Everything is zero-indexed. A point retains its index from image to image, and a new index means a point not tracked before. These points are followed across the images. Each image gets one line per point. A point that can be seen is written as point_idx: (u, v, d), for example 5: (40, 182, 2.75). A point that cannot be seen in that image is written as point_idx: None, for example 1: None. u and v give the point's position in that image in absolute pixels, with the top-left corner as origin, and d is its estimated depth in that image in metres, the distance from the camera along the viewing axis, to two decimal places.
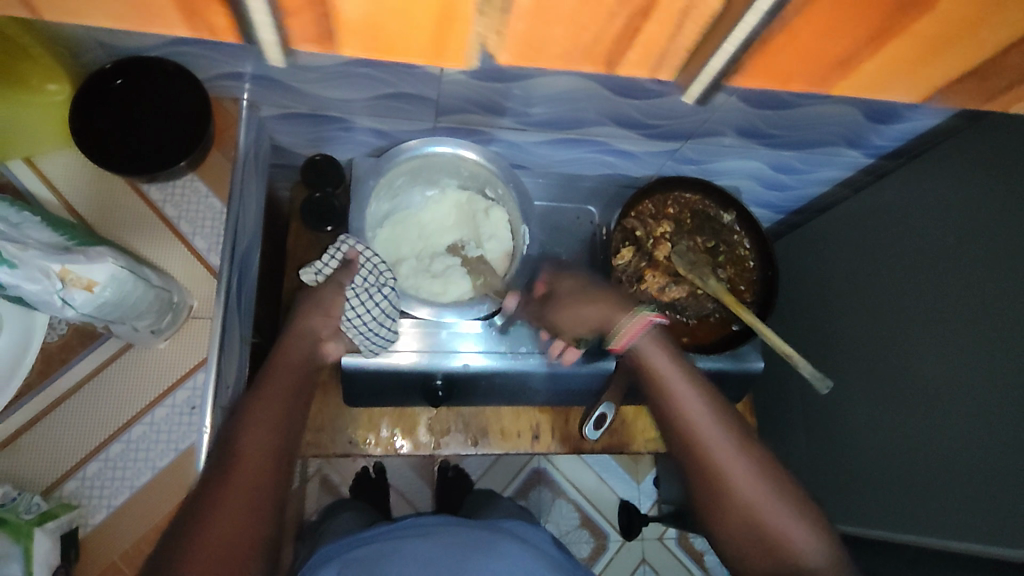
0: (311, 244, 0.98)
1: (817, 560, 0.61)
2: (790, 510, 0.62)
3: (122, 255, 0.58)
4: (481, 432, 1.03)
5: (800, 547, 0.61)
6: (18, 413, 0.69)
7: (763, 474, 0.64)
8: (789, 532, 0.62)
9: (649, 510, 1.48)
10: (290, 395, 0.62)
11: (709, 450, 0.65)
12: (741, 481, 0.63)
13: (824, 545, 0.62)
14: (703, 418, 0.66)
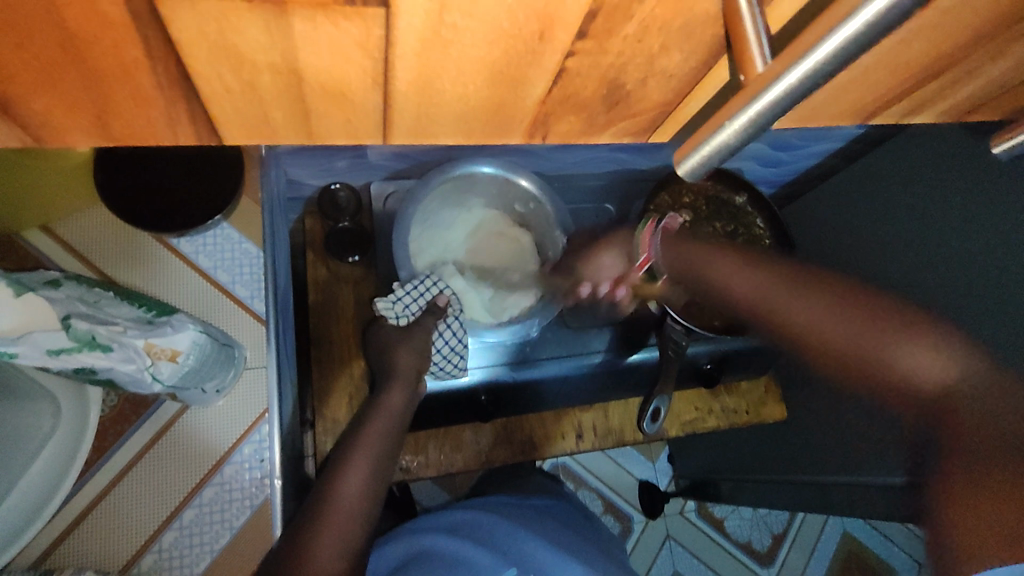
0: (337, 275, 0.94)
1: (953, 379, 0.40)
2: (885, 332, 0.42)
3: (197, 320, 0.55)
4: (526, 441, 1.00)
5: (907, 370, 0.41)
6: (83, 491, 0.66)
7: (837, 310, 0.45)
8: (895, 352, 0.42)
9: (668, 486, 1.43)
10: (386, 439, 0.67)
11: (766, 311, 0.49)
12: (812, 318, 0.46)
13: (960, 358, 0.40)
14: (755, 284, 0.51)
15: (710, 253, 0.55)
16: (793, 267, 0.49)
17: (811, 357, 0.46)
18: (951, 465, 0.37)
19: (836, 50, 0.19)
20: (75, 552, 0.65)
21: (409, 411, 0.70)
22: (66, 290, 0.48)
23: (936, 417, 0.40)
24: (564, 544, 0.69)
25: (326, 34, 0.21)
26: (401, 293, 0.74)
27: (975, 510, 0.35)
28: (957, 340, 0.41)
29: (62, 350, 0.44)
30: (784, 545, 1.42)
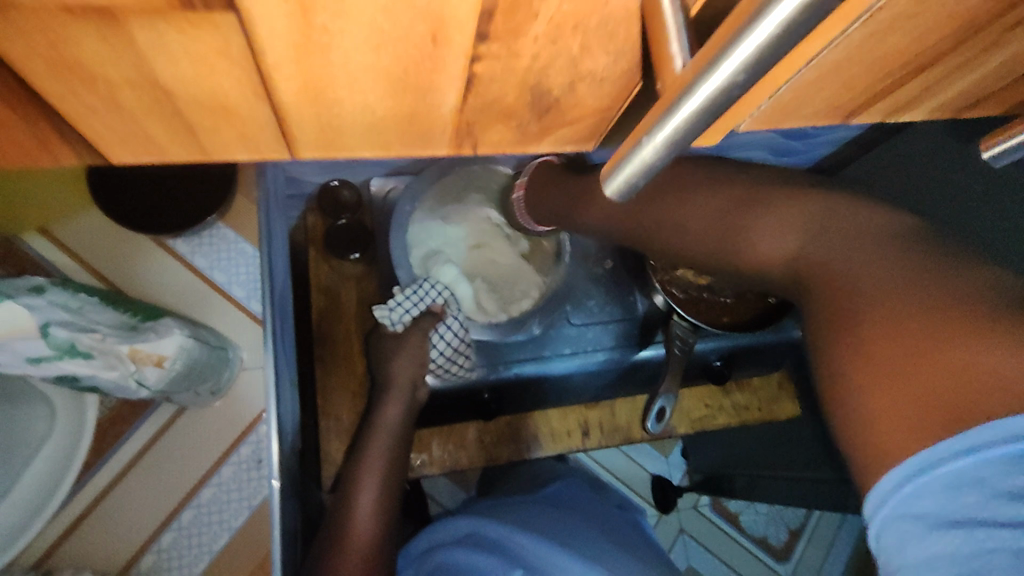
0: (340, 274, 0.93)
1: (798, 247, 0.42)
2: (741, 222, 0.46)
3: (184, 325, 0.56)
4: (531, 439, 0.95)
5: (762, 247, 0.44)
6: (81, 493, 0.66)
7: (681, 198, 0.48)
8: (749, 227, 0.45)
9: (681, 481, 1.41)
10: (393, 448, 0.67)
11: (644, 232, 0.51)
12: (628, 222, 0.53)
13: (796, 219, 0.43)
14: (613, 211, 0.54)
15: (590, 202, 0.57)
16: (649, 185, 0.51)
17: (692, 257, 0.49)
18: (846, 323, 0.36)
19: (750, 54, 0.16)
20: (76, 551, 0.66)
21: (409, 418, 0.69)
22: (50, 296, 0.48)
23: (793, 276, 0.42)
24: (570, 533, 0.66)
25: (180, 43, 0.19)
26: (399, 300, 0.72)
27: (899, 416, 0.32)
28: (795, 212, 0.43)
29: (42, 358, 0.44)
30: (802, 541, 1.39)
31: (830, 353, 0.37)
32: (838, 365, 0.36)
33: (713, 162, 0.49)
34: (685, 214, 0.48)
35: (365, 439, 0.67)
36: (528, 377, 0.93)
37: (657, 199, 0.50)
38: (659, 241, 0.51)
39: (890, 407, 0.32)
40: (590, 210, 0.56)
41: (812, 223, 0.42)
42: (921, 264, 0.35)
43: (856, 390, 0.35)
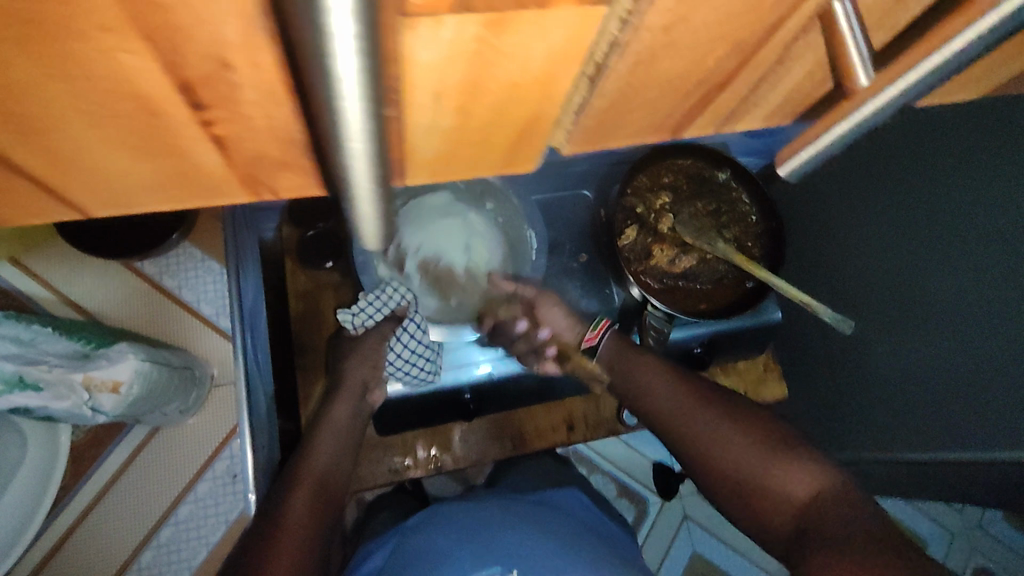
0: (316, 283, 0.93)
1: (820, 490, 0.56)
2: (771, 460, 0.59)
3: (141, 349, 0.56)
4: (516, 435, 0.97)
5: (787, 489, 0.57)
6: (60, 516, 0.68)
7: (726, 436, 0.63)
8: (779, 479, 0.58)
9: (683, 467, 1.40)
10: (348, 441, 0.70)
11: (699, 440, 0.64)
12: (678, 408, 0.66)
13: (823, 481, 0.56)
14: (667, 395, 0.67)
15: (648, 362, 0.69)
16: (720, 413, 0.64)
17: (711, 466, 0.63)
18: (834, 550, 0.49)
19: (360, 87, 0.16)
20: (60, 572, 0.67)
21: (359, 418, 0.72)
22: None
23: (803, 523, 0.55)
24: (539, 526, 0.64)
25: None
26: (361, 306, 0.74)
27: None
28: (826, 474, 0.57)
29: None
30: None
31: (820, 564, 0.50)
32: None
33: (756, 426, 0.62)
34: (732, 455, 0.61)
35: (319, 426, 0.70)
36: (513, 376, 0.92)
37: (713, 432, 0.63)
38: (706, 462, 0.63)
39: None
40: (650, 389, 0.68)
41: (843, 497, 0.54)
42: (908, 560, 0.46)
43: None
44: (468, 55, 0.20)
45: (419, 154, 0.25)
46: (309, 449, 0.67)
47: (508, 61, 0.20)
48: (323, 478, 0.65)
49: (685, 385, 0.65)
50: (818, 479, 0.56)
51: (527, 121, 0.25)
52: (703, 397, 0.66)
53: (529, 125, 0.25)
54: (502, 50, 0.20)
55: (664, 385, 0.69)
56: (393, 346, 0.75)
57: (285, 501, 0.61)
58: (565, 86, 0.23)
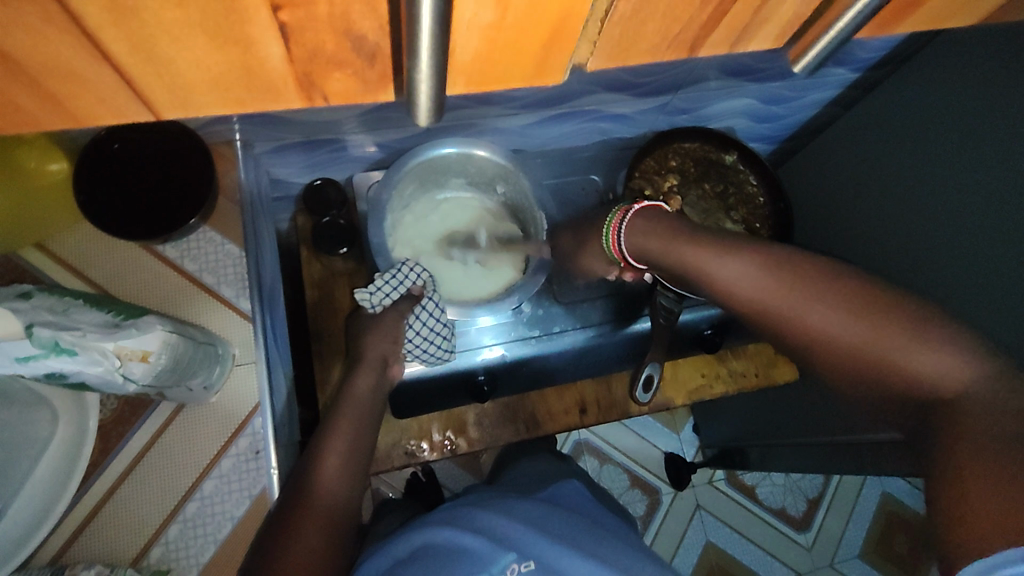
0: (330, 270, 0.94)
1: (960, 379, 0.40)
2: (901, 337, 0.42)
3: (167, 322, 0.58)
4: (530, 417, 0.94)
5: (921, 371, 0.41)
6: (91, 491, 0.70)
7: (819, 301, 0.45)
8: (909, 351, 0.42)
9: (695, 457, 1.40)
10: (363, 422, 0.68)
11: (784, 320, 0.46)
12: (757, 295, 0.48)
13: (966, 356, 0.40)
14: (737, 275, 0.49)
15: (706, 249, 0.51)
16: (794, 263, 0.47)
17: (818, 355, 0.46)
18: (960, 449, 0.38)
19: None
20: (89, 547, 0.69)
21: (380, 393, 0.72)
22: (35, 300, 0.51)
23: (928, 415, 0.41)
24: (556, 530, 0.58)
25: None
26: (378, 285, 0.76)
27: (995, 530, 0.34)
28: (965, 341, 0.41)
29: (30, 357, 0.47)
30: (819, 511, 1.39)
31: (942, 487, 0.38)
32: (968, 503, 0.36)
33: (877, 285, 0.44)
34: (833, 326, 0.44)
35: (338, 410, 0.68)
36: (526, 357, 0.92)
37: (783, 292, 0.47)
38: (785, 334, 0.47)
39: (999, 510, 0.34)
40: (702, 263, 0.51)
41: (993, 369, 0.40)
42: None
43: (953, 493, 0.37)
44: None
45: (460, 56, 0.32)
46: (329, 429, 0.65)
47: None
48: (343, 465, 0.63)
49: (747, 251, 0.49)
50: (944, 335, 0.41)
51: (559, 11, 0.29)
52: (754, 250, 0.49)
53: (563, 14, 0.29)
54: None
55: (716, 236, 0.53)
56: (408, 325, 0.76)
57: (302, 500, 0.58)
58: None
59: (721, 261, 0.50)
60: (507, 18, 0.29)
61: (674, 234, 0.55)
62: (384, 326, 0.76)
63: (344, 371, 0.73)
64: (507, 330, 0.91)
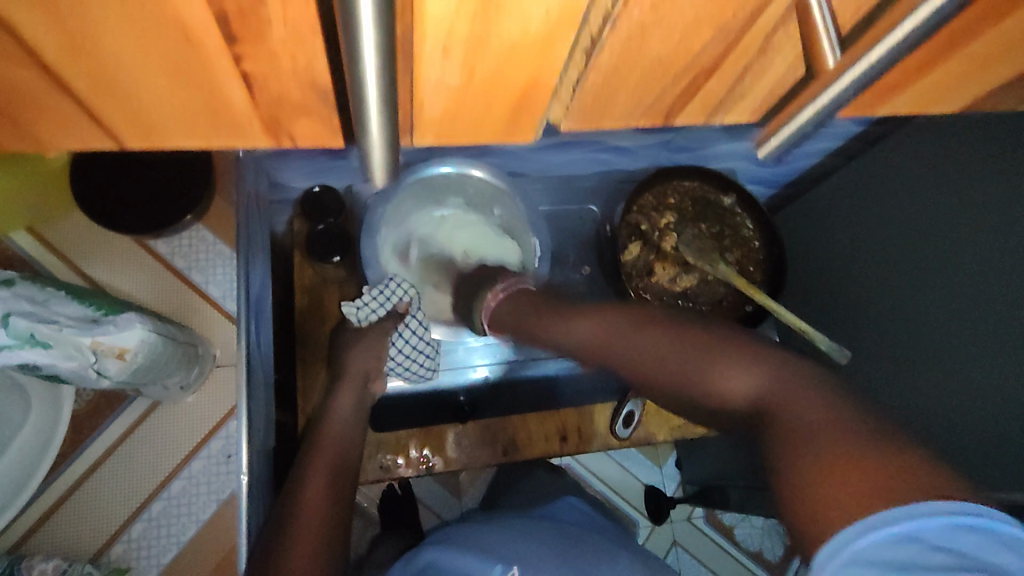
0: (322, 276, 0.94)
1: (762, 390, 0.41)
2: (702, 363, 0.45)
3: (147, 320, 0.58)
4: (509, 442, 0.91)
5: (723, 392, 0.43)
6: (57, 482, 0.69)
7: (641, 327, 0.51)
8: (709, 372, 0.44)
9: (675, 492, 1.38)
10: (344, 446, 0.68)
11: (613, 349, 0.52)
12: (599, 341, 0.54)
13: (764, 372, 0.41)
14: (590, 331, 0.55)
15: (567, 315, 0.58)
16: (614, 305, 0.56)
17: (646, 381, 0.49)
18: (802, 448, 0.35)
19: None
20: (49, 540, 0.68)
21: (362, 411, 0.72)
22: (16, 289, 0.50)
23: (756, 424, 0.40)
24: (527, 560, 0.56)
25: None
26: (366, 299, 0.76)
27: (835, 503, 0.31)
28: (766, 359, 0.42)
29: (1, 347, 0.47)
30: (797, 557, 1.38)
31: (784, 474, 0.35)
32: (796, 497, 0.34)
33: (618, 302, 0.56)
34: (641, 349, 0.50)
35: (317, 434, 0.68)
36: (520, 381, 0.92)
37: (604, 342, 0.54)
38: (619, 372, 0.52)
39: (825, 494, 0.32)
40: (546, 332, 0.59)
41: (789, 374, 0.40)
42: (869, 420, 0.34)
43: (800, 480, 0.34)
44: (472, 12, 0.24)
45: (432, 111, 0.32)
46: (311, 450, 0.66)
47: (508, 20, 0.25)
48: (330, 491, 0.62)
49: (591, 309, 0.58)
50: (754, 358, 0.43)
51: (526, 76, 0.30)
52: (600, 307, 0.58)
53: (531, 79, 0.30)
54: (503, 16, 0.25)
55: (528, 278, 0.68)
56: (393, 342, 0.77)
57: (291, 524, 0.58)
58: (567, 47, 0.28)
59: (588, 325, 0.56)
60: (476, 83, 0.30)
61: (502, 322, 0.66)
62: (370, 340, 0.76)
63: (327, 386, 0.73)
64: (497, 352, 0.90)
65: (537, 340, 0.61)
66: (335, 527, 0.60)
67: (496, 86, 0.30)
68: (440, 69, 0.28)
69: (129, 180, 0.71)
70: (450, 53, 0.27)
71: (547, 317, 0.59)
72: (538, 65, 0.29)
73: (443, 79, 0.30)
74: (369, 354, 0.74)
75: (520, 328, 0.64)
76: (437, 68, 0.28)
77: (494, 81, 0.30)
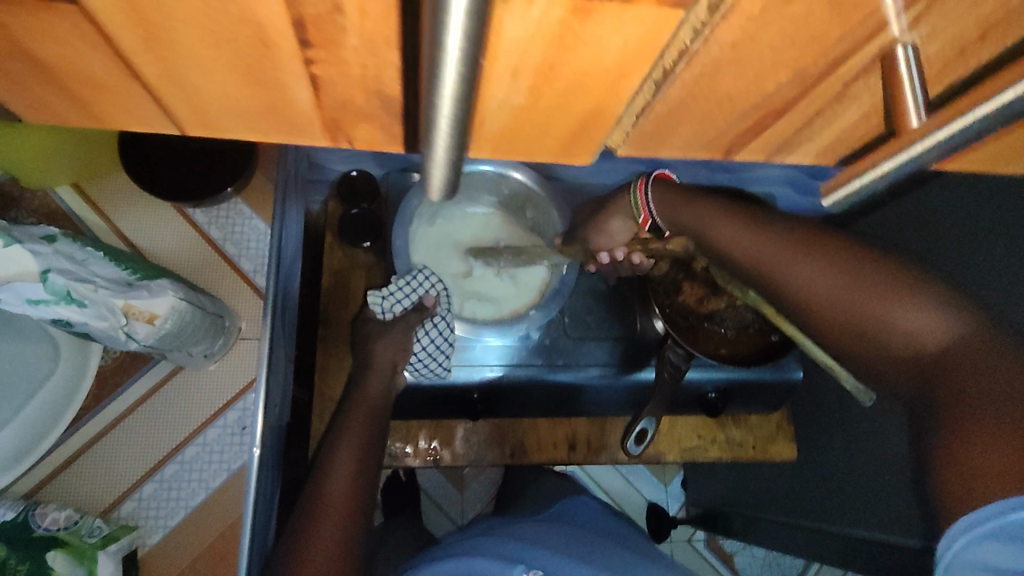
0: (351, 261, 0.94)
1: (948, 339, 0.40)
2: (881, 295, 0.42)
3: (180, 287, 0.59)
4: (517, 444, 0.95)
5: (897, 328, 0.42)
6: (77, 433, 0.71)
7: (808, 244, 0.46)
8: (890, 311, 0.42)
9: (677, 512, 1.37)
10: (370, 430, 0.70)
11: (754, 266, 0.49)
12: (739, 245, 0.50)
13: (954, 321, 0.40)
14: (738, 235, 0.51)
15: (723, 212, 0.53)
16: (832, 239, 0.46)
17: (807, 312, 0.46)
18: (968, 418, 0.37)
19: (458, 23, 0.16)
20: (63, 489, 0.70)
21: (387, 399, 0.73)
22: (58, 245, 0.51)
23: (919, 374, 0.41)
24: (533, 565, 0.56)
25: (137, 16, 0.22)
26: (391, 289, 0.76)
27: (985, 479, 0.35)
28: (948, 306, 0.41)
29: (40, 300, 0.48)
30: None
31: (940, 441, 0.38)
32: (944, 468, 0.37)
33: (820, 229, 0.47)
34: (795, 277, 0.46)
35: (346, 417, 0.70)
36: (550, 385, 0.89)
37: (767, 250, 0.48)
38: (768, 288, 0.49)
39: (966, 477, 0.36)
40: (716, 234, 0.52)
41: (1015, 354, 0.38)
42: None
43: (942, 452, 0.37)
44: (550, 36, 0.23)
45: (487, 126, 0.30)
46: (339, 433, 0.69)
47: (585, 51, 0.24)
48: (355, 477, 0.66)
49: (756, 230, 0.50)
50: (936, 298, 0.41)
51: (596, 100, 0.28)
52: (780, 228, 0.49)
53: (601, 103, 0.28)
54: (580, 42, 0.23)
55: (751, 206, 0.53)
56: (418, 334, 0.78)
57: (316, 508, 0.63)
58: (642, 80, 0.26)
59: (738, 228, 0.51)
60: (540, 104, 0.28)
61: (700, 220, 0.55)
62: (394, 332, 0.76)
63: (354, 375, 0.75)
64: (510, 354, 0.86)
65: (725, 243, 0.51)
66: (357, 512, 0.65)
67: (565, 102, 0.28)
68: (504, 89, 0.27)
69: (174, 151, 0.73)
70: (519, 73, 0.25)
71: (695, 200, 0.55)
72: (610, 90, 0.27)
73: (505, 99, 0.28)
74: (392, 345, 0.74)
75: (711, 225, 0.53)
76: (501, 89, 0.26)
77: (562, 104, 0.28)
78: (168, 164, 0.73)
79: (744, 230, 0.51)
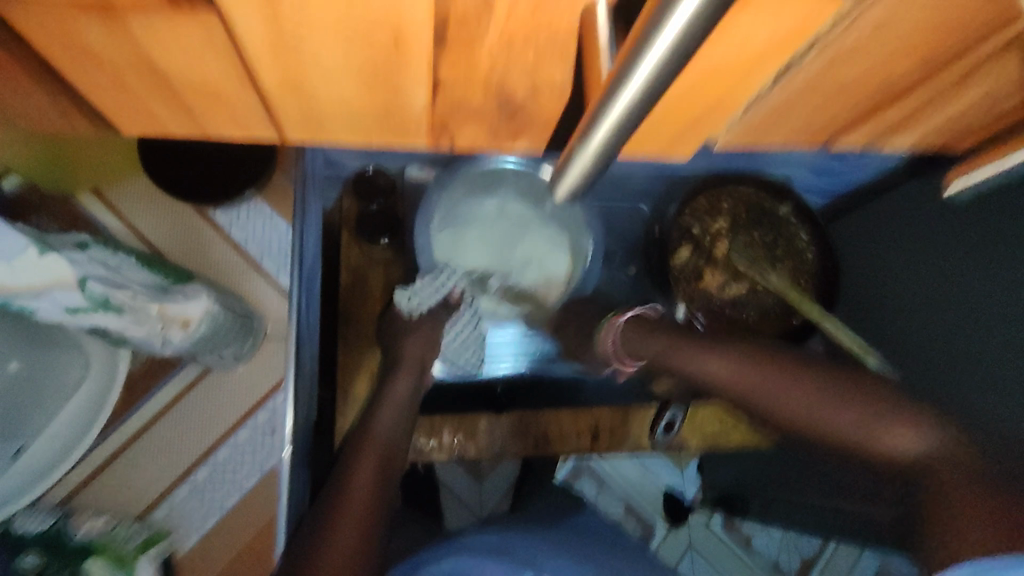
0: (369, 257, 0.94)
1: (927, 451, 0.45)
2: (868, 423, 0.49)
3: (211, 291, 0.59)
4: (541, 435, 0.89)
5: (887, 446, 0.48)
6: (109, 439, 0.71)
7: (821, 393, 0.52)
8: (879, 434, 0.48)
9: (693, 498, 1.37)
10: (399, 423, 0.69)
11: (760, 391, 0.56)
12: (758, 387, 0.56)
13: (933, 433, 0.46)
14: (726, 371, 0.59)
15: (707, 355, 0.61)
16: (814, 372, 0.54)
17: (784, 424, 0.55)
18: (941, 500, 0.42)
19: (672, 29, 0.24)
20: (97, 495, 0.70)
21: (418, 395, 0.73)
22: (91, 253, 0.50)
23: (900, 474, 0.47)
24: None
25: None
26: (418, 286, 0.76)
27: (968, 536, 0.39)
28: (928, 420, 0.47)
29: (77, 309, 0.47)
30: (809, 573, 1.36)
31: (924, 516, 0.42)
32: (932, 546, 0.41)
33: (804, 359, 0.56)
34: (789, 399, 0.54)
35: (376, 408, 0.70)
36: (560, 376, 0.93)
37: (754, 378, 0.57)
38: (778, 415, 0.55)
39: (952, 553, 0.39)
40: (706, 368, 0.61)
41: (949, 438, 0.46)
42: (988, 468, 0.43)
43: (930, 531, 0.41)
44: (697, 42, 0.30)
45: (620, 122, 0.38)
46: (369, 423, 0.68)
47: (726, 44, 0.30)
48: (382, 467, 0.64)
49: (746, 365, 0.58)
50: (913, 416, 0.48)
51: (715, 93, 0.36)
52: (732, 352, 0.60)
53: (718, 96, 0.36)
54: (722, 41, 0.31)
55: (751, 343, 0.60)
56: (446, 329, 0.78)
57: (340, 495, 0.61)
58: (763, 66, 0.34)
59: (724, 373, 0.60)
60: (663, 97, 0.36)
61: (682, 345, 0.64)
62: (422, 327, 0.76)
63: (383, 370, 0.75)
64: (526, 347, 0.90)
65: (708, 375, 0.61)
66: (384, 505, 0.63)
67: (701, 88, 0.35)
68: None
69: (191, 152, 0.72)
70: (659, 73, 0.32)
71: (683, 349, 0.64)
72: (734, 81, 0.35)
73: None
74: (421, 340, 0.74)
75: (697, 362, 0.62)
76: None
77: (681, 96, 0.36)
78: (186, 166, 0.72)
79: (726, 363, 0.60)
